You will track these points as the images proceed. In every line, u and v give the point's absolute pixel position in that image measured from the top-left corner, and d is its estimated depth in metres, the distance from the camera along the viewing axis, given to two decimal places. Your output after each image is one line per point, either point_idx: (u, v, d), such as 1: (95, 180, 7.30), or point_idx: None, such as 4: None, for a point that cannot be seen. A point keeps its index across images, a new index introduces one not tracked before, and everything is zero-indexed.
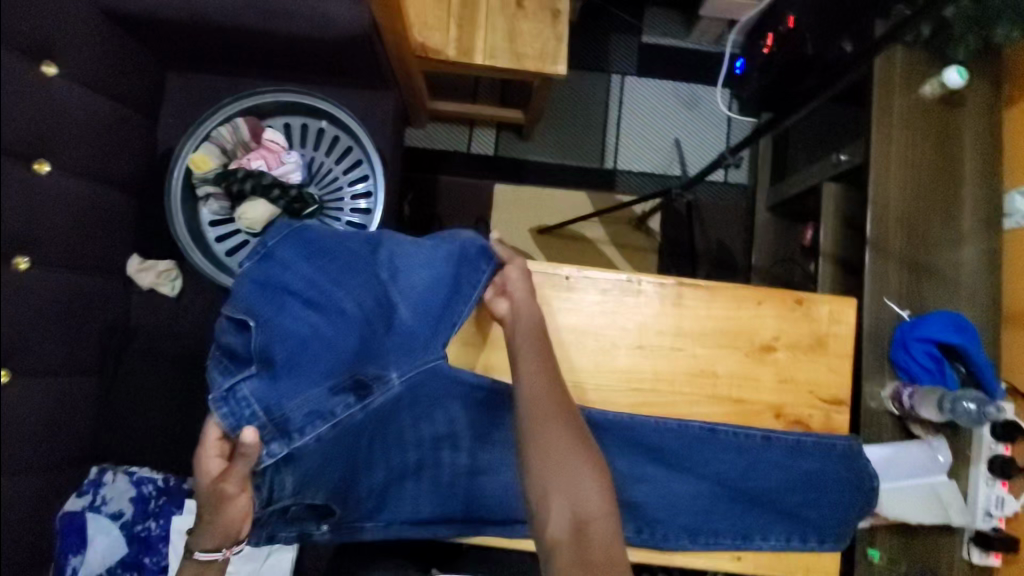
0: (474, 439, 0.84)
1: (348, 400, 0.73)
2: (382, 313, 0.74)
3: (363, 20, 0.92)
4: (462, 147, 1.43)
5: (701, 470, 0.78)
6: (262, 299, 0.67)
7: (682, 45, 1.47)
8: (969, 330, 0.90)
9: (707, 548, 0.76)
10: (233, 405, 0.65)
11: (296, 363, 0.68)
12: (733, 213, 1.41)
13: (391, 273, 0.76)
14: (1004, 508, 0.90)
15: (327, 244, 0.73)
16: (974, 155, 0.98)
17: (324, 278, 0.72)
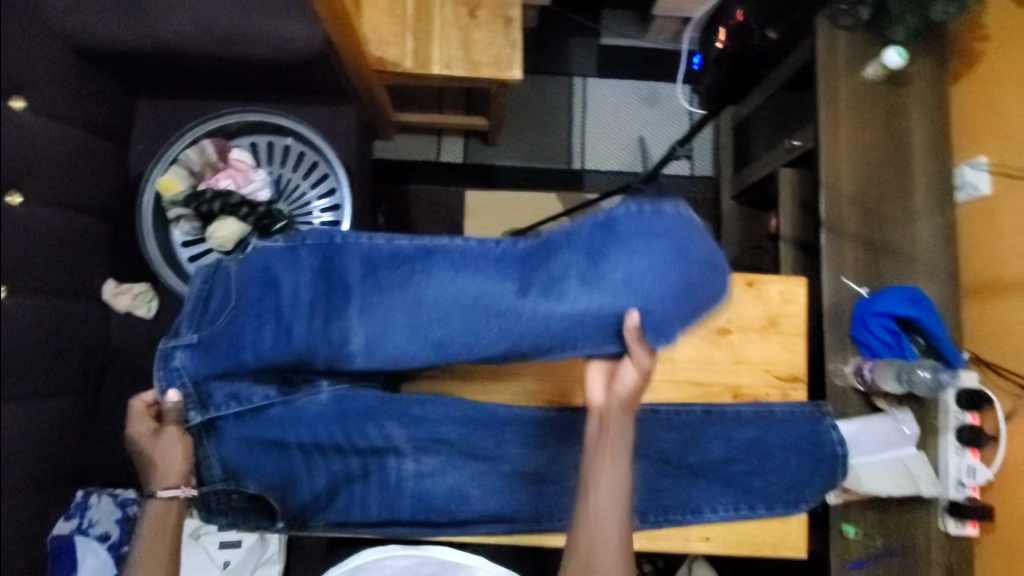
0: (415, 446, 0.81)
1: (267, 394, 0.78)
2: (323, 352, 0.76)
3: (317, 38, 0.95)
4: (431, 156, 1.48)
5: (644, 450, 0.77)
6: (252, 280, 0.77)
7: (640, 45, 1.52)
8: (926, 304, 0.92)
9: (657, 526, 0.75)
10: (168, 370, 0.76)
11: (223, 353, 0.75)
12: (699, 202, 1.47)
13: (364, 319, 0.75)
14: (976, 477, 0.89)
15: (331, 264, 0.76)
16: (922, 131, 1.00)
17: (309, 296, 0.76)
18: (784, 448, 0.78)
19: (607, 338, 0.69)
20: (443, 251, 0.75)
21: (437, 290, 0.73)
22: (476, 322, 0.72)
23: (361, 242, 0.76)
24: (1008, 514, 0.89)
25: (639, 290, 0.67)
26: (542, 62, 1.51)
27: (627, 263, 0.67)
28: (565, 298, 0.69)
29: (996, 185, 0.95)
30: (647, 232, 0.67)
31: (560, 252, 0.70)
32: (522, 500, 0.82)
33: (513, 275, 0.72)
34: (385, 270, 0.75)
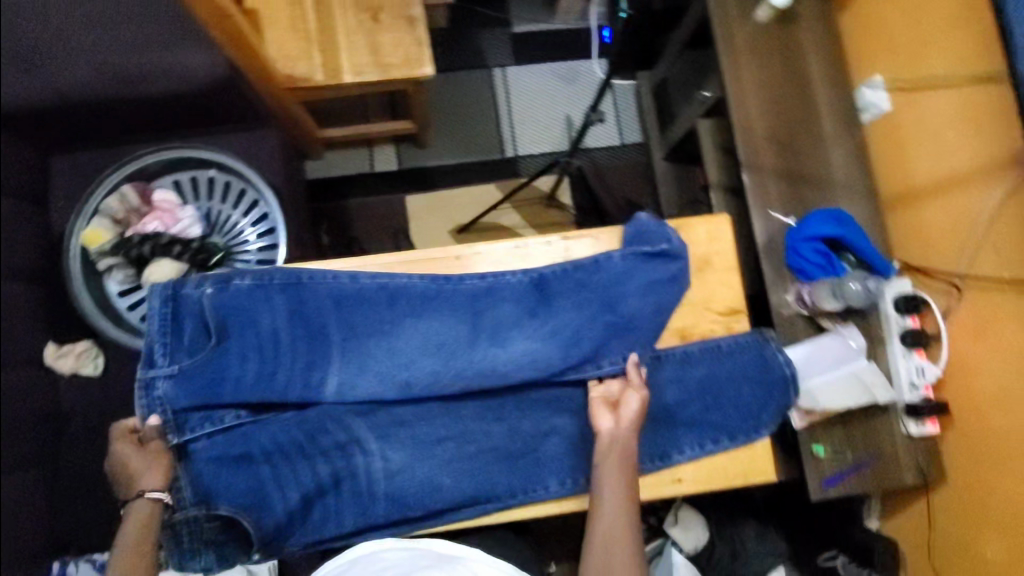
0: (379, 438, 0.76)
1: (241, 413, 0.76)
2: (299, 392, 0.75)
3: (214, 62, 0.97)
4: (365, 168, 1.47)
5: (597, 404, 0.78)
6: (226, 309, 0.74)
7: (550, 27, 1.55)
8: (848, 222, 0.96)
9: None
10: (148, 398, 0.71)
11: (206, 384, 0.72)
12: (634, 169, 1.51)
13: (343, 359, 0.76)
14: (926, 375, 0.93)
15: (308, 302, 0.75)
16: (820, 63, 1.05)
17: (287, 334, 0.75)
18: (738, 378, 0.79)
19: (598, 360, 0.78)
20: (407, 293, 0.77)
21: (409, 329, 0.77)
22: (449, 357, 0.77)
23: (333, 279, 0.76)
24: (965, 406, 0.93)
25: (628, 315, 0.78)
26: (459, 59, 1.52)
27: (612, 297, 0.78)
28: (527, 334, 0.78)
29: (894, 101, 1.01)
30: (628, 271, 0.78)
31: (526, 296, 0.78)
32: (504, 481, 0.76)
33: (480, 314, 0.78)
34: (358, 310, 0.76)
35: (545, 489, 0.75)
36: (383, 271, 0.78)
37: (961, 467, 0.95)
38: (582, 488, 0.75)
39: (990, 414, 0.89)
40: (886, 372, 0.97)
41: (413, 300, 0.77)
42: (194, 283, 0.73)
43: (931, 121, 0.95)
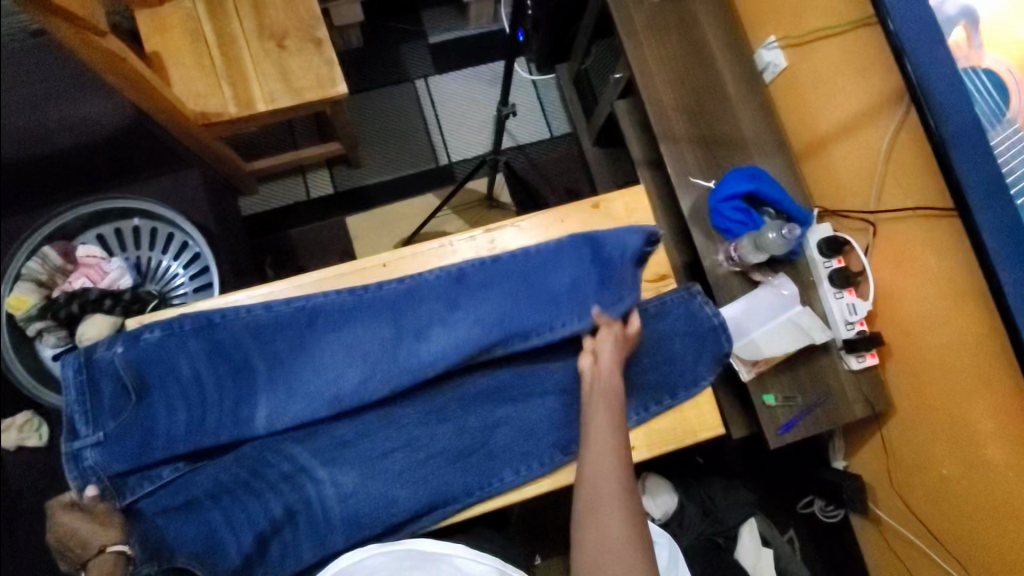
0: (324, 463, 0.74)
1: (177, 465, 0.74)
2: (230, 431, 0.74)
3: (120, 106, 1.15)
4: (301, 197, 1.46)
5: (536, 390, 0.79)
6: (143, 365, 0.73)
7: (467, 33, 1.57)
8: (763, 177, 0.99)
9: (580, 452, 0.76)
10: (79, 469, 0.71)
11: (137, 444, 0.72)
12: (568, 159, 1.53)
13: (270, 389, 0.76)
14: (858, 312, 0.97)
15: (226, 341, 0.75)
16: (716, 31, 1.09)
17: (211, 378, 0.75)
18: (668, 337, 0.83)
19: (549, 325, 0.78)
20: (324, 312, 0.77)
21: (330, 346, 0.77)
22: (377, 358, 0.76)
23: (245, 314, 0.76)
24: (895, 333, 0.98)
25: (557, 289, 0.79)
26: (380, 75, 1.53)
27: (538, 275, 0.79)
28: (452, 325, 0.77)
29: (789, 57, 1.05)
30: (560, 248, 0.79)
31: (445, 287, 0.79)
32: (460, 481, 0.75)
33: (402, 315, 0.78)
34: (276, 337, 0.76)
35: (500, 480, 0.75)
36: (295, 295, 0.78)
37: (903, 392, 0.99)
38: (540, 472, 0.76)
39: (920, 335, 0.94)
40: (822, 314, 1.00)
41: (332, 317, 0.77)
42: (104, 346, 0.73)
43: (824, 71, 1.00)
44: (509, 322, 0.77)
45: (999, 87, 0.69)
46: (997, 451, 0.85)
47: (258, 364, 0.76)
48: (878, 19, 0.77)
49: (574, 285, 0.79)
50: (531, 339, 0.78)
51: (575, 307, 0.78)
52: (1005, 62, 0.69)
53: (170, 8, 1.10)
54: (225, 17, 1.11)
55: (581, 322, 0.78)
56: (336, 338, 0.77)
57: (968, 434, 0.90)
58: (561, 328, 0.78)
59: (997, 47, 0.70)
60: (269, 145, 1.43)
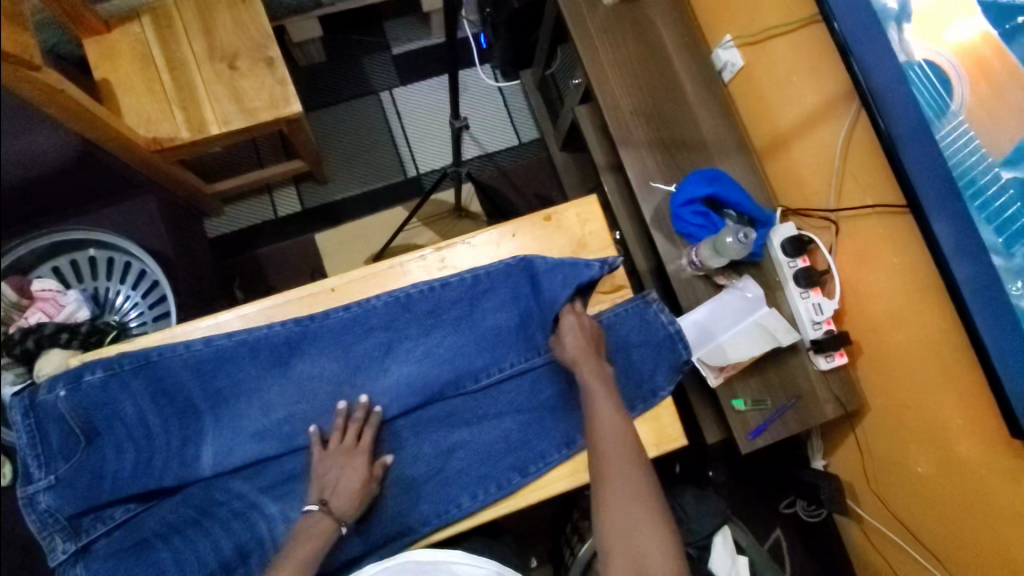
0: (273, 499, 0.74)
1: (129, 505, 0.73)
2: (176, 473, 0.74)
3: (68, 138, 1.11)
4: (268, 216, 1.44)
5: (491, 412, 0.78)
6: (87, 407, 0.71)
7: (432, 42, 1.56)
8: (722, 179, 0.97)
9: (540, 474, 0.75)
10: (36, 514, 0.69)
11: (86, 486, 0.70)
12: (539, 165, 1.52)
13: (216, 430, 0.75)
14: (824, 311, 0.96)
15: (168, 380, 0.74)
16: (671, 32, 1.08)
17: (157, 417, 0.74)
18: (627, 346, 0.82)
19: (499, 360, 0.79)
20: (267, 344, 0.75)
21: (277, 383, 0.76)
22: (326, 393, 0.77)
23: (184, 351, 0.73)
24: (864, 330, 0.97)
25: (502, 328, 0.80)
26: (345, 89, 1.52)
27: (485, 317, 0.79)
28: (403, 357, 0.78)
29: (746, 55, 1.04)
30: (505, 281, 0.79)
31: (392, 316, 0.78)
32: (416, 509, 0.74)
33: (349, 347, 0.77)
34: (219, 373, 0.75)
35: (457, 507, 0.74)
36: (238, 328, 0.76)
37: (876, 389, 0.98)
38: (498, 494, 0.74)
39: (890, 331, 0.92)
40: (789, 315, 0.98)
41: (277, 349, 0.76)
42: (45, 389, 0.70)
43: (780, 68, 0.98)
44: (459, 359, 0.79)
45: (941, 77, 0.67)
46: (969, 448, 0.84)
47: (204, 401, 0.75)
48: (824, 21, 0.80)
49: (520, 319, 0.80)
50: (479, 379, 0.79)
51: (523, 342, 0.80)
52: (945, 52, 0.66)
53: (117, 34, 1.08)
54: (174, 40, 1.10)
55: (527, 361, 0.80)
56: (288, 370, 0.76)
57: (942, 430, 0.88)
58: (509, 367, 0.79)
59: (933, 38, 0.67)
60: (233, 165, 1.41)
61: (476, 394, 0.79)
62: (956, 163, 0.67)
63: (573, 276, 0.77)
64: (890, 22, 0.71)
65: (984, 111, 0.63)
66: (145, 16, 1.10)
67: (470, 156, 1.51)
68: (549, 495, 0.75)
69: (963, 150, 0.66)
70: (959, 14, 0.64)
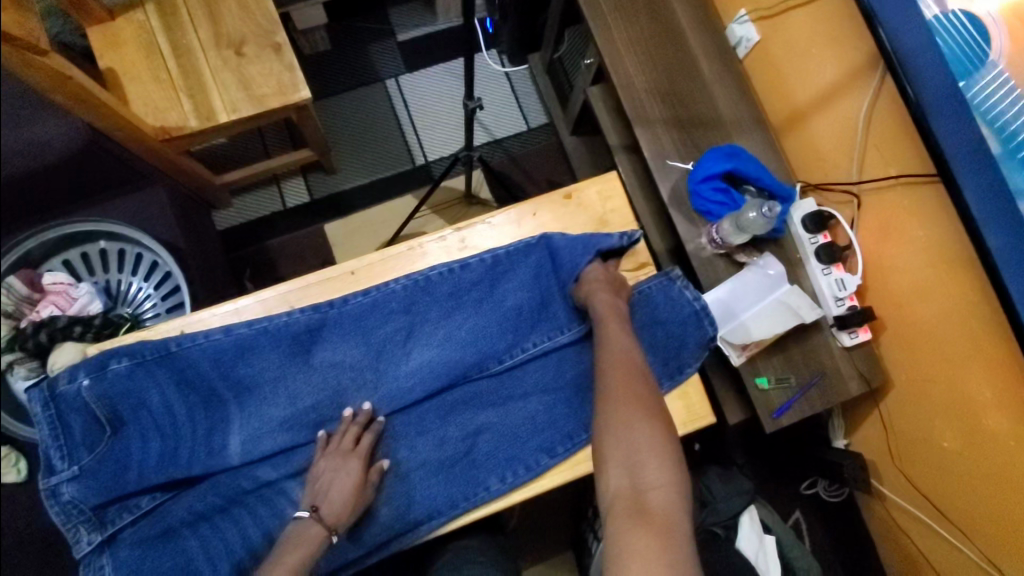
0: (300, 484, 0.73)
1: (155, 494, 0.72)
2: (204, 463, 0.72)
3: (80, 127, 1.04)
4: (278, 206, 1.43)
5: (517, 393, 0.77)
6: (112, 397, 0.70)
7: (437, 28, 1.54)
8: (741, 155, 0.95)
9: (569, 454, 0.73)
10: (61, 506, 0.68)
11: (111, 476, 0.70)
12: (548, 150, 1.50)
13: (242, 419, 0.74)
14: (847, 287, 0.94)
15: (190, 369, 0.72)
16: (685, 8, 1.06)
17: (182, 406, 0.73)
18: (651, 324, 0.81)
19: (523, 341, 0.78)
20: (286, 332, 0.74)
21: (300, 371, 0.75)
22: (347, 379, 0.75)
23: (203, 340, 0.72)
24: (888, 306, 0.96)
25: (525, 309, 0.78)
26: (350, 77, 1.50)
27: (507, 297, 0.78)
28: (424, 341, 0.77)
29: (761, 29, 1.02)
30: (527, 261, 0.78)
31: (411, 300, 0.76)
32: (442, 493, 0.73)
33: (369, 332, 0.76)
34: (239, 363, 0.73)
35: (485, 490, 0.73)
36: (256, 316, 0.75)
37: (899, 364, 0.97)
38: (526, 477, 0.73)
39: (914, 306, 0.91)
40: (811, 292, 0.97)
41: (297, 337, 0.74)
42: (67, 379, 0.69)
43: (798, 42, 0.97)
44: (483, 341, 0.77)
45: (977, 28, 0.65)
46: (996, 421, 0.83)
47: (226, 390, 0.74)
48: None
49: (543, 300, 0.79)
50: (503, 361, 0.78)
51: (547, 323, 0.79)
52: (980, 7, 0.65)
53: (122, 22, 1.07)
54: (179, 27, 1.08)
55: (551, 342, 0.79)
56: (310, 356, 0.75)
57: (967, 402, 0.87)
58: (533, 348, 0.78)
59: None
60: (241, 156, 1.39)
61: (501, 376, 0.78)
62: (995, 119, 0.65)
63: (593, 244, 0.78)
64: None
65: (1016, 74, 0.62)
66: (149, 4, 1.08)
67: (479, 143, 1.50)
68: (579, 475, 0.74)
69: (998, 105, 0.64)
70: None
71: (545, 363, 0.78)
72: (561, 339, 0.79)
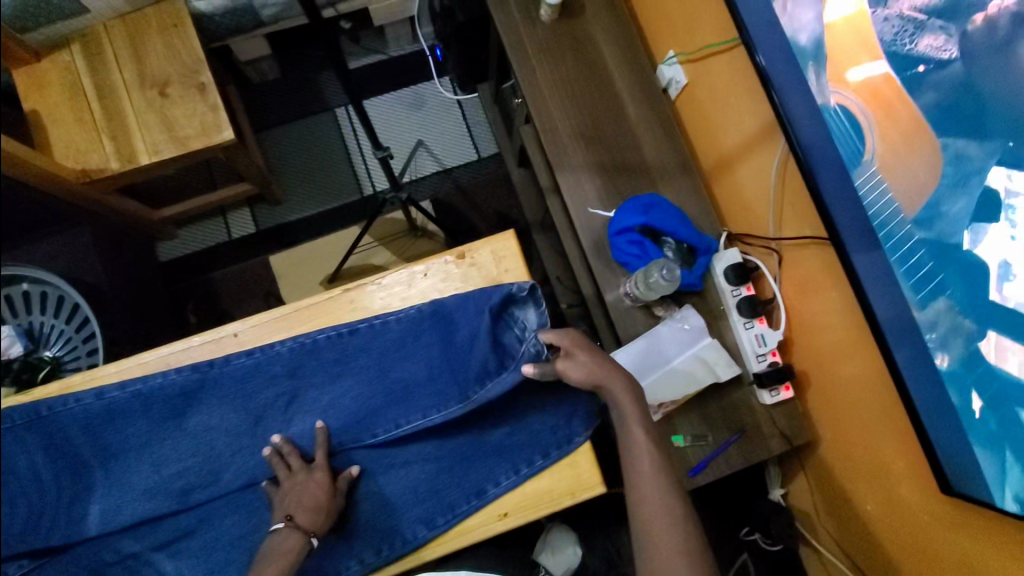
0: (166, 555, 0.74)
1: (22, 562, 0.71)
2: (63, 533, 0.72)
3: None
4: (223, 237, 1.42)
5: (399, 461, 0.78)
6: None
7: (386, 56, 1.52)
8: (659, 207, 0.94)
9: (448, 526, 0.74)
10: None
11: None
12: (499, 181, 1.48)
13: (106, 486, 0.74)
14: (768, 342, 0.91)
15: (57, 436, 0.73)
16: (613, 50, 1.03)
17: (49, 474, 0.72)
18: (539, 394, 0.81)
19: (404, 411, 0.79)
20: (160, 396, 0.75)
21: (170, 436, 0.76)
22: (221, 445, 0.77)
23: (72, 405, 0.73)
24: (812, 361, 0.92)
25: (411, 378, 0.80)
26: (299, 107, 1.49)
27: (391, 368, 0.80)
28: (306, 409, 0.79)
29: (688, 72, 1.00)
30: (410, 330, 0.80)
31: (296, 363, 0.78)
32: (316, 563, 0.74)
33: (250, 397, 0.78)
34: (109, 428, 0.74)
35: (360, 562, 0.74)
36: (130, 379, 0.76)
37: (825, 424, 0.93)
38: (399, 552, 0.74)
39: (835, 363, 0.86)
40: (733, 345, 0.94)
41: (173, 403, 0.76)
42: None
43: (719, 89, 0.94)
44: (367, 412, 0.79)
45: (853, 123, 0.64)
46: (910, 490, 0.79)
47: (95, 457, 0.74)
48: (749, 54, 0.78)
49: (431, 370, 0.80)
50: (378, 434, 0.78)
51: (428, 394, 0.79)
52: (850, 93, 0.64)
53: (48, 62, 1.06)
54: (104, 67, 1.07)
55: (434, 416, 0.79)
56: (185, 423, 0.76)
57: (884, 466, 0.82)
58: (414, 421, 0.78)
59: (843, 79, 0.64)
60: (184, 188, 1.39)
61: (378, 448, 0.79)
62: (877, 219, 0.64)
63: (484, 304, 0.78)
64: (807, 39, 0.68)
65: (892, 160, 0.61)
66: (75, 44, 1.08)
67: (428, 172, 1.48)
68: (448, 550, 0.75)
69: (880, 201, 0.63)
70: (866, 55, 0.61)
71: (427, 431, 0.79)
72: (438, 414, 0.79)
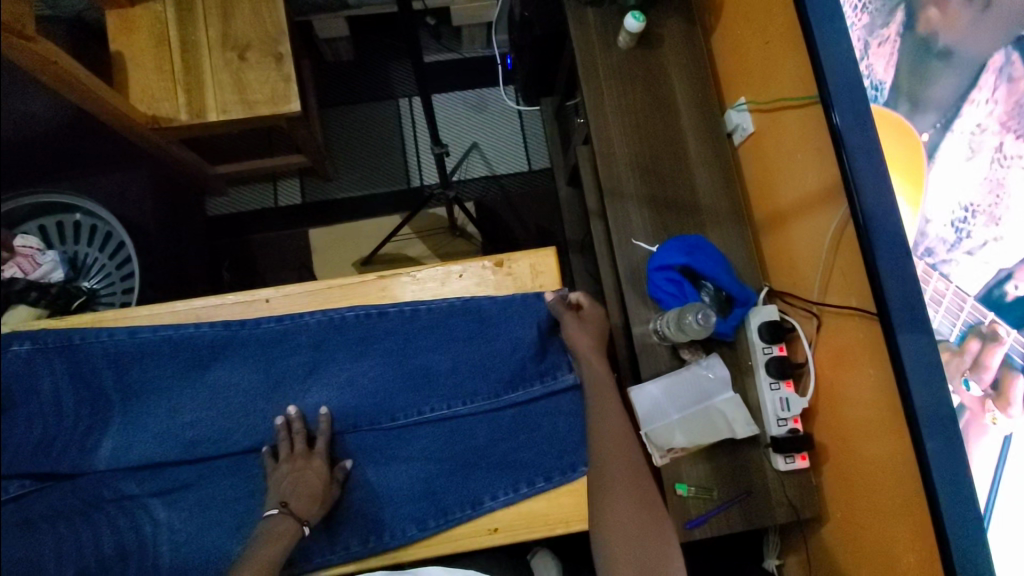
0: (163, 502, 0.75)
1: (24, 482, 0.72)
2: (71, 461, 0.73)
3: None
4: (269, 204, 1.46)
5: (405, 452, 0.78)
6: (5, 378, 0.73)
7: (457, 56, 1.54)
8: (701, 250, 0.93)
9: (438, 530, 0.75)
10: None
11: None
12: (545, 196, 1.48)
13: (122, 424, 0.75)
14: (791, 408, 0.89)
15: (87, 367, 0.75)
16: (684, 88, 1.03)
17: (70, 402, 0.75)
18: (551, 415, 0.80)
19: (416, 403, 0.79)
20: (193, 343, 0.78)
21: (191, 387, 0.78)
22: (236, 403, 0.78)
23: (105, 339, 0.76)
24: (832, 437, 0.89)
25: (432, 370, 0.80)
26: (365, 91, 1.52)
27: (414, 355, 0.80)
28: (324, 383, 0.79)
29: (756, 121, 0.99)
30: (437, 324, 0.80)
31: (322, 336, 0.80)
32: (301, 542, 0.74)
33: (272, 360, 0.79)
34: (135, 367, 0.77)
35: (344, 549, 0.74)
36: (165, 324, 0.79)
37: (837, 503, 0.89)
38: (385, 546, 0.74)
39: (858, 443, 0.83)
40: (756, 404, 0.92)
41: (202, 355, 0.78)
42: None
43: (784, 142, 0.93)
44: (382, 394, 0.79)
45: None
46: None
47: (116, 392, 0.76)
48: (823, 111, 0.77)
49: (452, 365, 0.80)
50: (395, 418, 0.79)
51: (445, 388, 0.80)
52: None
53: (140, 10, 1.10)
54: (192, 23, 1.11)
55: (448, 408, 0.79)
56: (209, 376, 0.78)
57: (890, 560, 0.79)
58: (427, 412, 0.79)
59: None
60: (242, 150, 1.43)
61: (391, 432, 0.79)
62: None
63: (531, 316, 0.81)
64: (896, 97, 0.70)
65: None
66: None
67: (477, 175, 1.49)
68: (434, 554, 0.75)
69: None
70: None
71: (436, 428, 0.79)
72: (452, 409, 0.79)
